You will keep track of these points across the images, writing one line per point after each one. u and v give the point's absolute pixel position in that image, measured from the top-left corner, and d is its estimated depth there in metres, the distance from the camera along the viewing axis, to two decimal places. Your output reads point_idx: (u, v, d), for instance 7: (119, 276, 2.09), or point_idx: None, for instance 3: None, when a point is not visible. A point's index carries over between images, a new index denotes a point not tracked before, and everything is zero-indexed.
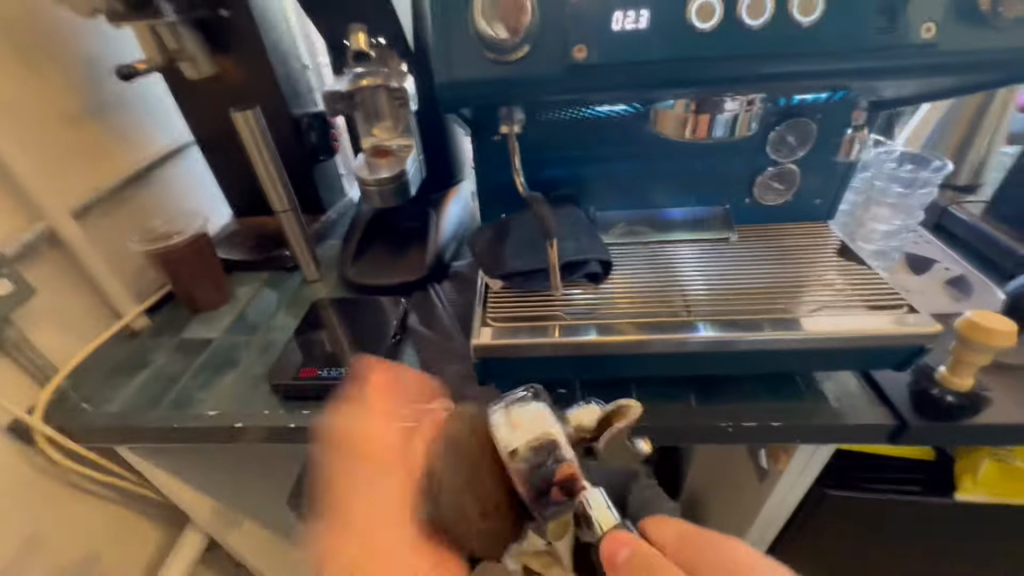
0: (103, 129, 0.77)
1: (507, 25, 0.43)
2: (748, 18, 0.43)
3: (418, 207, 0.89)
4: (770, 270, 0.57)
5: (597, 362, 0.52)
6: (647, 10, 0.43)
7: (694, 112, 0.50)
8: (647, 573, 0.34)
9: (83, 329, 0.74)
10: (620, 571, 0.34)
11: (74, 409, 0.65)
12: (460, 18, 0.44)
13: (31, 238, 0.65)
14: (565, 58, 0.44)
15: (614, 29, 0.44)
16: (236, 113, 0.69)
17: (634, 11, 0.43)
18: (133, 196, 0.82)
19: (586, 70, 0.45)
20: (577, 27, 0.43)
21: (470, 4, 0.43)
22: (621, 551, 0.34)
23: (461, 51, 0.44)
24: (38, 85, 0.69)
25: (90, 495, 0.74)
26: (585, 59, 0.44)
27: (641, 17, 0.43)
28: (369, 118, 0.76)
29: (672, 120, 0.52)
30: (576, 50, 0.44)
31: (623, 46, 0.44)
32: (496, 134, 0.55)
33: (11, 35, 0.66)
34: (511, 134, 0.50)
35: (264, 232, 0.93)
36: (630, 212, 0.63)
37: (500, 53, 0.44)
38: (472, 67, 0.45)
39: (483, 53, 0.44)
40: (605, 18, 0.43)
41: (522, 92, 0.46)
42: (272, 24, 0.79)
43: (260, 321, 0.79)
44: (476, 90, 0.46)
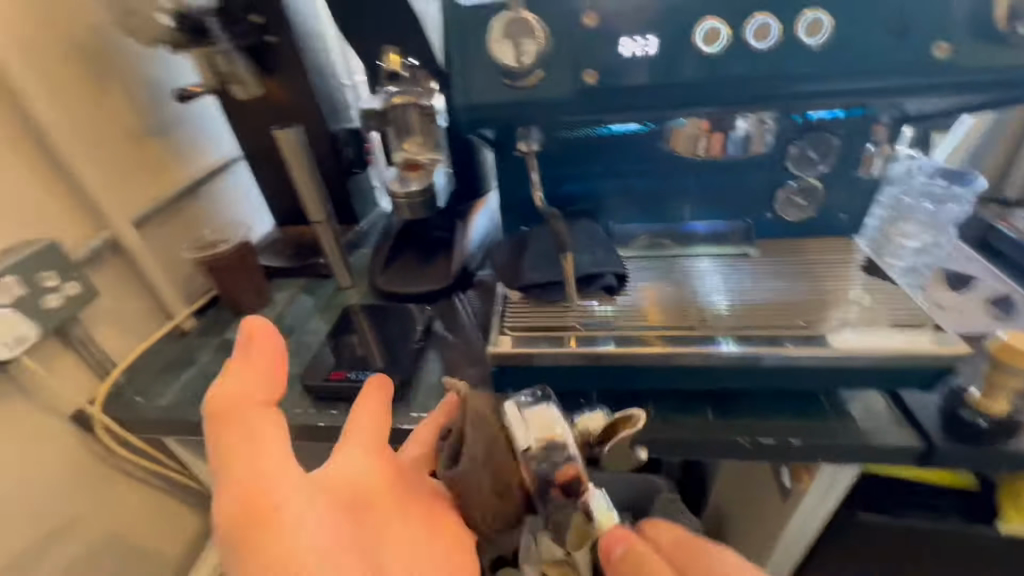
0: (163, 146, 0.85)
1: (519, 52, 0.45)
2: (755, 41, 0.44)
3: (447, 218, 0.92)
4: (793, 286, 0.57)
5: (612, 373, 0.53)
6: (655, 36, 0.45)
7: (707, 130, 0.51)
8: (638, 572, 0.34)
9: (139, 328, 0.80)
10: (614, 568, 0.35)
11: (129, 402, 0.71)
12: (478, 46, 0.47)
13: (98, 245, 0.72)
14: (576, 82, 0.47)
15: (623, 54, 0.46)
16: (279, 131, 0.74)
17: (642, 37, 0.45)
18: (187, 206, 0.89)
19: (596, 93, 0.47)
20: (589, 54, 0.46)
21: (487, 34, 0.46)
22: (617, 548, 0.35)
23: (478, 75, 0.48)
24: (109, 107, 0.77)
25: (140, 482, 0.80)
26: (594, 83, 0.46)
27: (649, 43, 0.45)
28: (401, 133, 0.80)
29: (685, 137, 0.53)
30: (587, 75, 0.46)
31: (631, 70, 0.46)
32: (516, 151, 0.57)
33: (87, 63, 0.74)
34: (529, 151, 0.52)
35: (302, 241, 0.99)
36: (649, 225, 0.64)
37: (515, 79, 0.47)
38: (489, 91, 0.48)
39: (500, 77, 0.47)
40: (615, 44, 0.45)
41: (536, 113, 0.49)
42: (314, 47, 0.85)
43: (296, 324, 0.83)
44: (492, 112, 0.49)
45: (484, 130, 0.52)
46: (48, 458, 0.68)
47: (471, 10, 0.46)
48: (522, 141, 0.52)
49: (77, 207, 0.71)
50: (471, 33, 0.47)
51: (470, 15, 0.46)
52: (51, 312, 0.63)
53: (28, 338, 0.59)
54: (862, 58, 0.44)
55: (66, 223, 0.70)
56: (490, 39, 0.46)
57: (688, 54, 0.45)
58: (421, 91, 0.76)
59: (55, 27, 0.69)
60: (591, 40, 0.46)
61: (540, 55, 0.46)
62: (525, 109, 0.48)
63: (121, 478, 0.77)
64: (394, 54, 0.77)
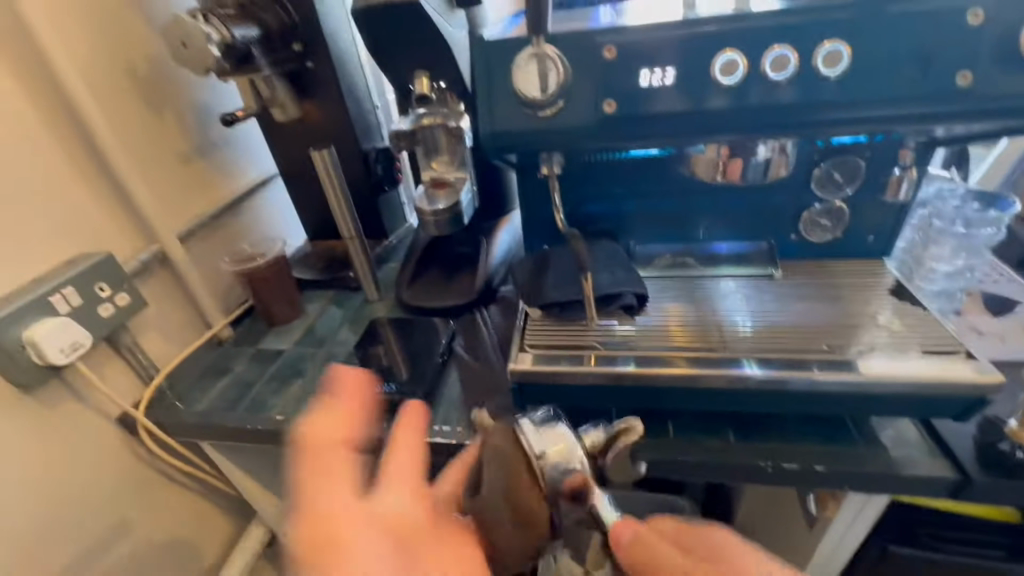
0: (208, 166, 0.91)
1: (542, 85, 0.47)
2: (772, 72, 0.45)
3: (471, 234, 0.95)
4: (817, 308, 0.56)
5: (631, 393, 0.53)
6: (673, 67, 0.46)
7: (725, 156, 0.51)
8: (645, 558, 0.38)
9: (180, 336, 0.85)
10: (621, 552, 0.39)
11: (169, 406, 0.75)
12: (502, 77, 0.49)
13: (146, 258, 0.77)
14: (596, 111, 0.48)
15: (642, 85, 0.47)
16: (315, 152, 0.78)
17: (661, 69, 0.47)
18: (227, 222, 0.95)
19: (615, 121, 0.48)
20: (608, 84, 0.48)
21: (511, 68, 0.48)
22: (624, 535, 0.39)
23: (501, 105, 0.50)
24: (161, 130, 0.82)
25: (176, 484, 0.84)
26: (614, 112, 0.48)
27: (668, 74, 0.46)
28: (429, 154, 0.85)
29: (704, 162, 0.53)
30: (606, 104, 0.48)
31: (650, 100, 0.47)
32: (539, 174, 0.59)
33: (143, 89, 0.80)
34: (551, 175, 0.54)
35: (334, 254, 1.03)
36: (670, 245, 0.65)
37: (536, 109, 0.49)
38: (512, 120, 0.50)
39: (521, 108, 0.49)
40: (634, 75, 0.47)
41: (555, 141, 0.50)
42: (349, 72, 0.89)
43: (325, 336, 0.86)
44: (515, 139, 0.51)
45: (507, 155, 0.54)
46: (95, 457, 0.72)
47: (497, 44, 0.49)
48: (544, 165, 0.53)
49: (129, 223, 0.76)
50: (496, 65, 0.49)
51: (495, 48, 0.49)
52: (104, 320, 0.67)
53: (82, 345, 0.63)
54: (883, 87, 0.44)
55: (119, 237, 0.75)
56: (512, 71, 0.48)
57: (705, 84, 0.46)
58: (448, 113, 0.80)
59: (117, 58, 0.75)
60: (609, 72, 0.47)
61: (562, 86, 0.48)
62: (547, 138, 0.50)
63: (160, 479, 0.81)
64: (425, 77, 0.80)
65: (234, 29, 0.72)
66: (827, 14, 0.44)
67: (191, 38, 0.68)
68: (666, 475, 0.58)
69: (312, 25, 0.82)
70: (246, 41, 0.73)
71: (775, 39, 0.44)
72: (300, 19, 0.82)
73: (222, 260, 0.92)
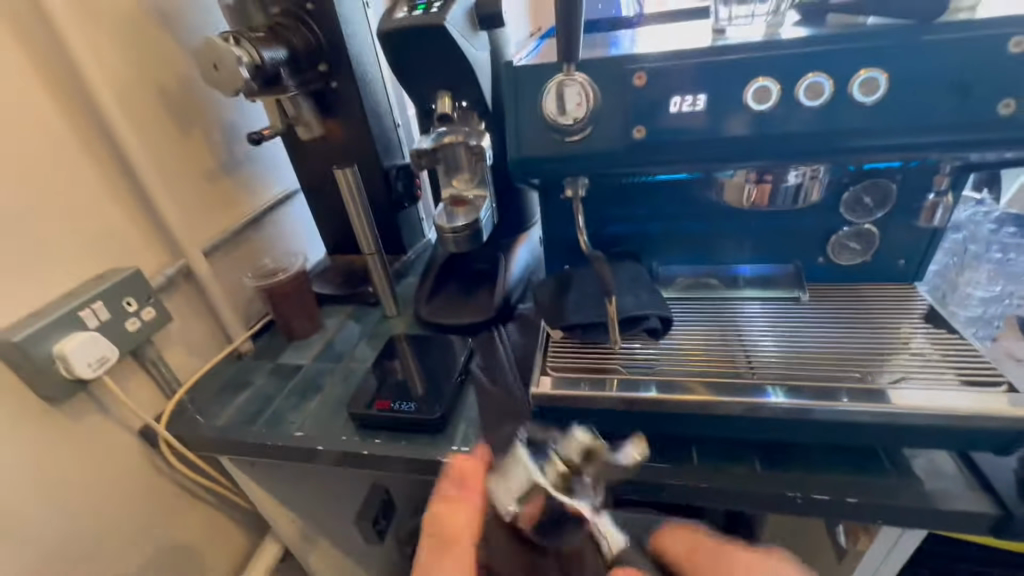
0: (234, 184, 0.93)
1: (571, 113, 0.48)
2: (805, 99, 0.45)
3: (489, 250, 0.95)
4: (846, 334, 0.55)
5: (655, 419, 0.52)
6: (704, 93, 0.46)
7: (754, 182, 0.50)
8: None
9: (202, 350, 0.86)
10: None
11: (190, 420, 0.75)
12: (530, 102, 0.50)
13: (172, 272, 0.79)
14: (624, 137, 0.48)
15: (672, 111, 0.47)
16: (338, 170, 0.79)
17: (691, 96, 0.47)
18: (250, 237, 0.96)
19: (643, 147, 0.48)
20: (637, 111, 0.48)
21: (540, 95, 0.49)
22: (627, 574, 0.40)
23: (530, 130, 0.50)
24: (190, 148, 0.84)
25: (194, 497, 0.84)
26: (642, 138, 0.48)
27: (698, 101, 0.46)
28: (450, 171, 0.86)
29: (732, 187, 0.52)
30: (635, 130, 0.48)
31: (680, 127, 0.47)
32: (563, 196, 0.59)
33: (175, 109, 0.82)
34: (575, 198, 0.54)
35: (352, 269, 1.04)
36: (693, 267, 0.64)
37: (564, 135, 0.49)
38: (539, 146, 0.50)
39: (550, 132, 0.50)
40: (664, 102, 0.47)
41: (583, 166, 0.50)
42: (372, 91, 0.91)
43: (343, 351, 0.87)
44: (541, 165, 0.51)
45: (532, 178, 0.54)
46: (117, 470, 0.73)
47: (525, 70, 0.49)
48: (569, 188, 0.53)
49: (157, 239, 0.78)
50: (525, 90, 0.50)
51: (523, 74, 0.49)
52: (130, 335, 0.68)
53: (109, 359, 0.64)
54: (919, 115, 0.44)
55: (147, 252, 0.77)
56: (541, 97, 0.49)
57: (737, 110, 0.46)
58: (469, 132, 0.81)
59: (150, 79, 0.78)
60: (639, 98, 0.47)
61: (591, 112, 0.48)
62: (573, 162, 0.50)
63: (179, 493, 0.82)
64: (446, 96, 0.81)
65: (263, 51, 0.74)
66: (863, 42, 0.43)
67: (223, 62, 0.70)
68: (690, 502, 0.57)
69: (337, 47, 0.84)
70: (274, 63, 0.75)
71: (808, 67, 0.44)
72: (327, 41, 0.84)
73: (244, 276, 0.93)
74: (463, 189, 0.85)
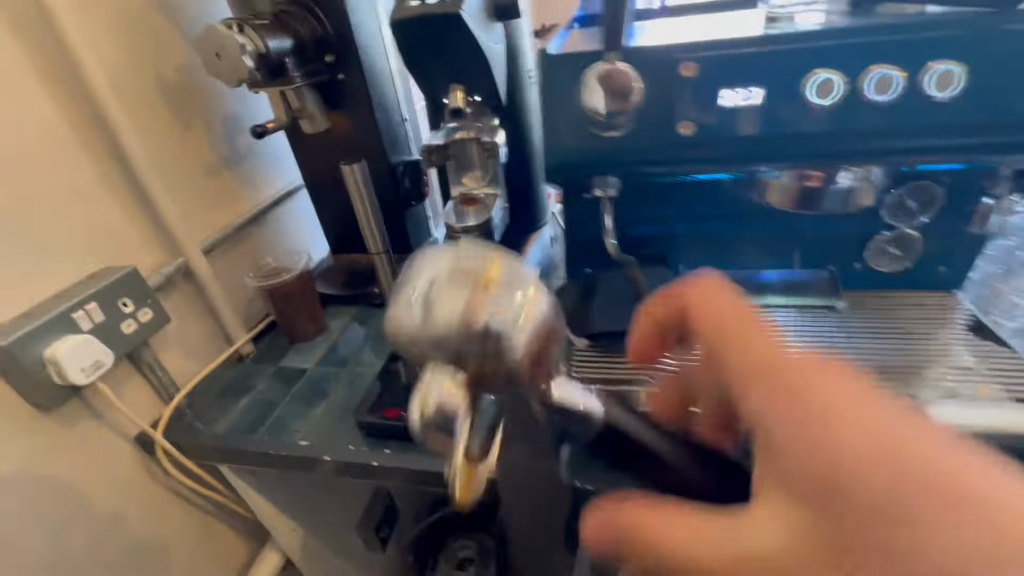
0: (235, 178, 0.89)
1: (608, 104, 0.47)
2: (870, 92, 0.45)
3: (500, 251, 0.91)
4: (885, 345, 0.52)
5: None
6: (757, 86, 0.46)
7: (801, 180, 0.49)
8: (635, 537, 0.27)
9: (201, 352, 0.83)
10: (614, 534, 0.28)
11: (189, 426, 0.72)
12: (569, 91, 0.49)
13: (170, 271, 0.75)
14: (669, 131, 0.48)
15: (723, 104, 0.47)
16: (345, 166, 0.76)
17: (744, 88, 0.46)
18: (251, 234, 0.92)
19: (689, 143, 0.49)
20: (683, 106, 0.47)
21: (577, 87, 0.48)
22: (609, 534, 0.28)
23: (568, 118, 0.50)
24: (190, 140, 0.81)
25: (192, 506, 0.81)
26: (688, 133, 0.48)
27: (751, 93, 0.46)
28: (460, 168, 0.82)
29: (778, 188, 0.50)
30: (680, 125, 0.48)
31: (729, 122, 0.47)
32: (587, 195, 0.56)
33: (174, 100, 0.78)
34: (606, 198, 0.52)
35: (356, 267, 1.00)
36: (722, 272, 0.60)
37: (601, 127, 0.49)
38: (574, 139, 0.50)
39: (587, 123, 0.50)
40: (714, 94, 0.47)
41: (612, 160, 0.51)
42: (381, 83, 0.87)
43: (349, 354, 0.83)
44: (579, 157, 0.51)
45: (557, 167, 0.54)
46: (111, 479, 0.69)
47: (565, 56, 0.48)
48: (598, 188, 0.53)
49: (156, 236, 0.74)
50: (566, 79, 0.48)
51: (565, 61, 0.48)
52: (126, 337, 0.65)
53: (103, 364, 0.61)
54: (969, 115, 0.45)
55: (144, 250, 0.73)
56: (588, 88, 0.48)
57: (768, 107, 0.46)
58: (483, 129, 0.78)
59: (148, 68, 0.74)
60: (678, 94, 0.47)
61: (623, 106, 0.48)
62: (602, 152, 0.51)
63: (176, 501, 0.78)
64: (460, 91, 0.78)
65: (268, 40, 0.70)
66: (928, 34, 0.43)
67: (226, 50, 0.66)
68: None
69: (345, 36, 0.80)
70: (280, 52, 0.72)
71: (856, 63, 0.44)
72: (335, 30, 0.80)
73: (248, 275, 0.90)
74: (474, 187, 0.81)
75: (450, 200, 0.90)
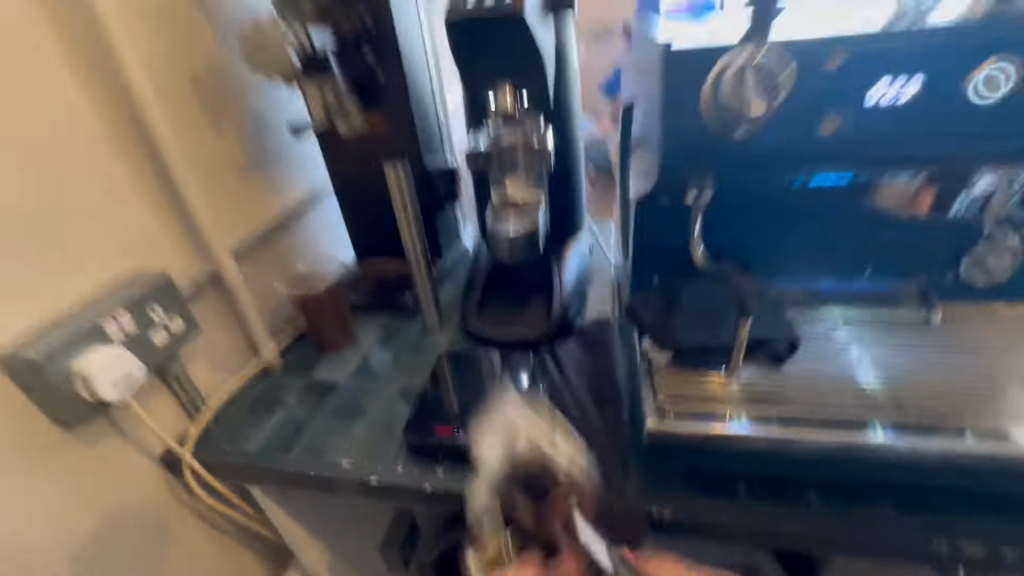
0: (263, 180, 0.84)
1: (732, 105, 0.46)
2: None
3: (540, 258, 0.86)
4: (957, 361, 0.51)
5: (772, 458, 0.48)
6: (913, 78, 0.46)
7: (920, 187, 0.49)
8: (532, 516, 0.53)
9: (228, 363, 0.78)
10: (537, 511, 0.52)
11: (218, 445, 0.67)
12: (688, 89, 0.47)
13: (199, 276, 0.70)
14: (813, 130, 0.48)
15: (875, 98, 0.46)
16: (388, 168, 0.72)
17: (899, 81, 0.46)
18: (278, 239, 0.88)
19: (832, 140, 0.49)
20: (828, 104, 0.47)
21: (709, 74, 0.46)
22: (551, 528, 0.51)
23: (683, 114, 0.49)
24: (220, 139, 0.77)
25: (216, 530, 0.75)
26: (832, 131, 0.48)
27: (906, 85, 0.46)
28: (504, 172, 0.77)
29: (896, 192, 0.50)
30: (825, 123, 0.48)
31: (876, 117, 0.47)
32: (667, 199, 0.53)
33: (206, 97, 0.74)
34: (698, 206, 0.52)
35: (385, 276, 0.92)
36: (799, 282, 0.57)
37: (729, 122, 0.47)
38: (698, 136, 0.49)
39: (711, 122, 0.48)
40: (869, 86, 0.46)
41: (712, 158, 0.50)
42: (418, 83, 0.84)
43: (385, 367, 0.79)
44: (703, 156, 0.51)
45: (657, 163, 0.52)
46: (134, 502, 0.64)
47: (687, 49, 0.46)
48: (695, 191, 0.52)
49: (186, 239, 0.70)
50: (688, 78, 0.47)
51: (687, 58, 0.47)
52: (156, 347, 0.60)
53: (134, 376, 0.56)
54: None
55: (173, 254, 0.68)
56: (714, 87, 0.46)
57: (876, 113, 0.47)
58: (532, 134, 0.75)
59: (180, 64, 0.70)
60: (791, 100, 0.47)
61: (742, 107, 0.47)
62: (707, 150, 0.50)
63: (201, 525, 0.73)
64: (509, 90, 0.75)
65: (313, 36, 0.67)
66: None
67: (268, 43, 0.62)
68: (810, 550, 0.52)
69: (387, 33, 0.76)
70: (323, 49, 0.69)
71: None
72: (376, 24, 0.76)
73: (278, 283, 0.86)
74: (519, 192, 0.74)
75: (488, 207, 0.84)
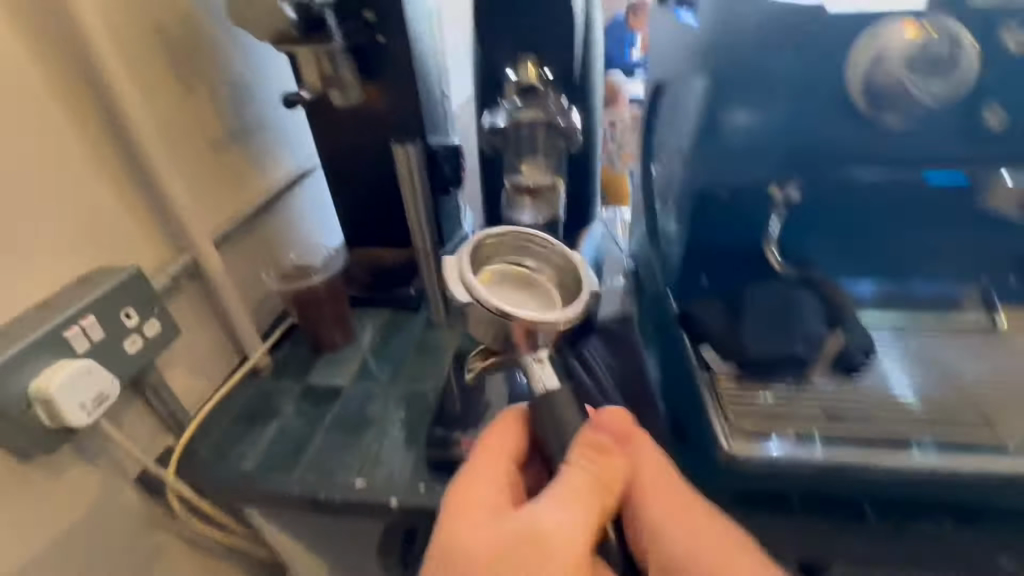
0: (244, 156, 0.74)
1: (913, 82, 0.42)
2: None
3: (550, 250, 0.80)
4: (997, 371, 0.49)
5: (832, 481, 0.45)
6: None
7: None
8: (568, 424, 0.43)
9: (210, 368, 0.69)
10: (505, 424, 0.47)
11: (208, 465, 0.59)
12: (789, 60, 0.44)
13: (177, 270, 0.60)
14: (974, 119, 0.45)
15: None
16: (397, 146, 0.64)
17: None
18: (264, 224, 0.78)
19: (990, 135, 0.45)
20: (994, 95, 0.44)
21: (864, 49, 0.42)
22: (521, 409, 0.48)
23: (777, 88, 0.45)
24: (195, 108, 0.66)
25: (204, 552, 0.68)
26: (995, 123, 0.44)
27: None
28: (521, 152, 0.70)
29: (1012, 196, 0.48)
30: (990, 115, 0.44)
31: None
32: (725, 194, 0.50)
33: (175, 57, 0.63)
34: (778, 206, 0.50)
35: (381, 266, 0.85)
36: (880, 286, 0.57)
37: (886, 104, 0.43)
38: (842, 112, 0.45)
39: (822, 91, 0.44)
40: None
41: (806, 146, 0.47)
42: (423, 50, 0.74)
43: (391, 368, 0.72)
44: (838, 139, 0.46)
45: (728, 151, 0.47)
46: (111, 533, 0.56)
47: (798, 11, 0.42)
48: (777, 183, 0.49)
49: (159, 228, 0.60)
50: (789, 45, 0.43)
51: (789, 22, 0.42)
52: (131, 358, 0.51)
53: (108, 396, 0.47)
54: None
55: (144, 245, 0.58)
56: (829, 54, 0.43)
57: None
58: (554, 110, 0.67)
59: (146, 13, 0.58)
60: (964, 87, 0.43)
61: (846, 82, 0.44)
62: (799, 136, 0.46)
63: (187, 549, 0.65)
64: (532, 65, 0.67)
65: None
66: None
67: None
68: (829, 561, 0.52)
69: None
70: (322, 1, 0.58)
71: None
72: None
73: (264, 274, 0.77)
74: (534, 177, 0.69)
75: (501, 191, 0.76)
